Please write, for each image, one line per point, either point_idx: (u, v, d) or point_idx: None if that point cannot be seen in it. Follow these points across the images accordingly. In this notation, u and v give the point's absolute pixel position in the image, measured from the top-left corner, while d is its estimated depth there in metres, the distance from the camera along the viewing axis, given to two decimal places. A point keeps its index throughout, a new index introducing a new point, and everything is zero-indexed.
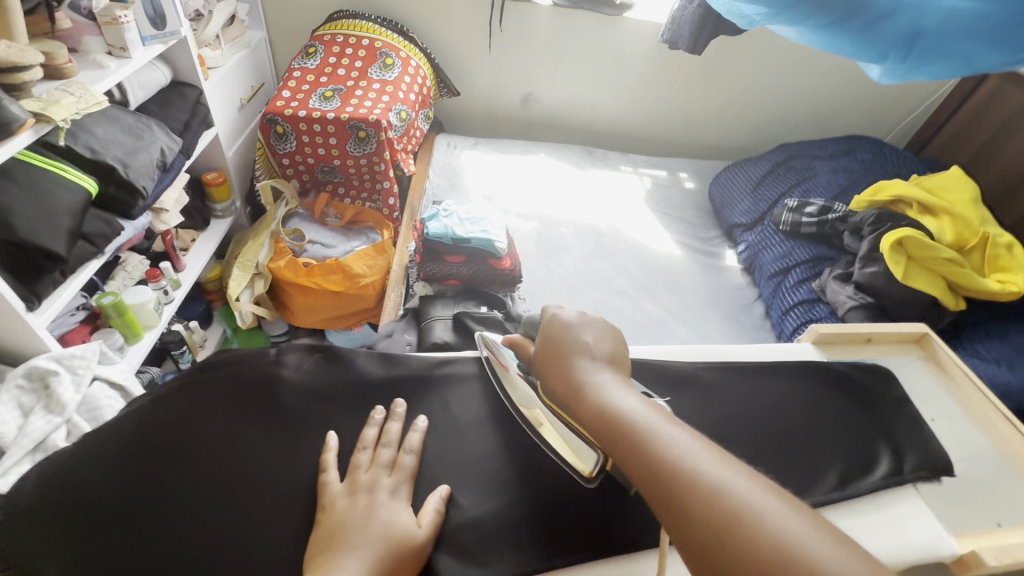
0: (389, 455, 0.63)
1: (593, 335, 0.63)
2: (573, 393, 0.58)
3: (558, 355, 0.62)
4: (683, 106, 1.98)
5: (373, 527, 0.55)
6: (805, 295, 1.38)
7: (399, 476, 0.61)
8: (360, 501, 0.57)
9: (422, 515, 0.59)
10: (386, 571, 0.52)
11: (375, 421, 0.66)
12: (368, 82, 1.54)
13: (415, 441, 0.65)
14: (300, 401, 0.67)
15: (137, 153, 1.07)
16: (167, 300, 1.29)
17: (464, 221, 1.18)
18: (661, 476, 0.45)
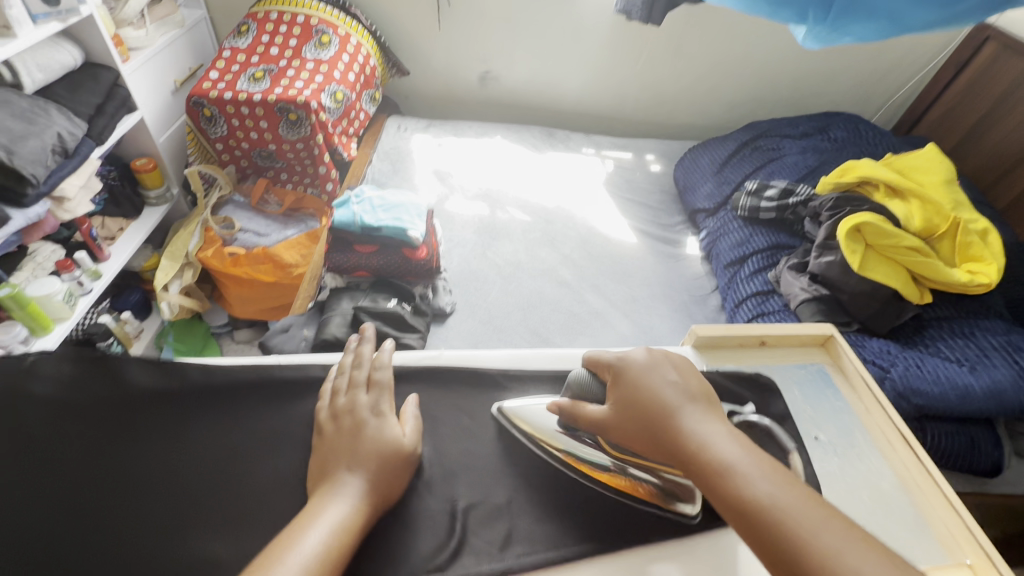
0: (364, 374, 0.62)
1: (684, 374, 0.54)
2: (678, 449, 0.49)
3: (651, 399, 0.53)
4: (651, 83, 1.86)
5: (363, 444, 0.54)
6: (760, 287, 1.27)
7: (375, 393, 0.59)
8: (347, 422, 0.57)
9: (405, 423, 0.59)
10: (383, 483, 0.53)
11: (349, 349, 0.65)
12: (301, 61, 1.46)
13: (386, 358, 0.62)
14: (43, 416, 0.59)
15: (25, 139, 1.01)
16: (83, 291, 1.25)
17: (377, 207, 1.10)
18: (813, 570, 0.39)
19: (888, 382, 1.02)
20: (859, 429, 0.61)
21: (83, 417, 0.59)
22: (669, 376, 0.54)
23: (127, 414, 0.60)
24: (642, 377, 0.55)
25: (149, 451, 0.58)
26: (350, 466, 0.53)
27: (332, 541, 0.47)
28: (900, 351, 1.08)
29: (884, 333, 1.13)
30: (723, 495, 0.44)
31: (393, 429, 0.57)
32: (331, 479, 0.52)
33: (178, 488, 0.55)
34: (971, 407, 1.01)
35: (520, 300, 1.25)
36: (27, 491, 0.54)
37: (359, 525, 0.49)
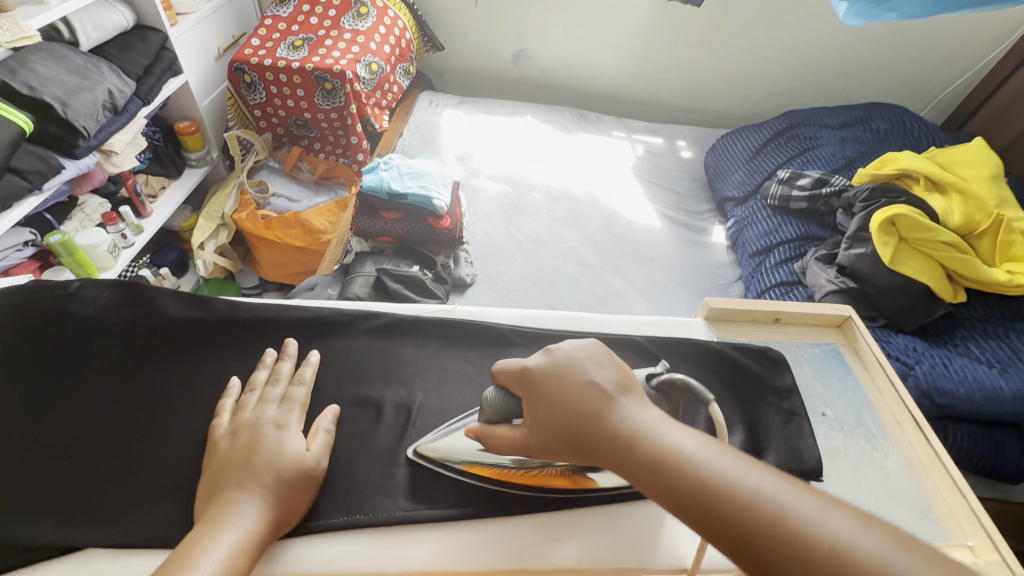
0: (279, 390, 0.60)
1: (606, 369, 0.48)
2: (613, 448, 0.44)
3: (571, 399, 0.48)
4: (688, 67, 1.82)
5: (256, 458, 0.52)
6: (785, 277, 1.24)
7: (285, 408, 0.58)
8: (244, 438, 0.54)
9: (312, 438, 0.56)
10: (281, 500, 0.50)
11: (263, 364, 0.62)
12: (339, 31, 1.49)
13: (307, 374, 0.62)
14: (79, 337, 0.63)
15: (78, 93, 1.06)
16: (126, 244, 1.32)
17: (404, 175, 1.13)
18: (785, 560, 0.34)
19: (911, 379, 1.00)
20: (868, 410, 0.61)
21: (122, 342, 0.63)
22: (589, 369, 0.49)
23: (163, 341, 0.64)
24: (559, 377, 0.49)
25: (183, 377, 0.62)
26: (242, 484, 0.50)
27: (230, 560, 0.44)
28: (926, 350, 1.05)
29: (912, 330, 1.10)
30: (672, 494, 0.39)
31: (299, 445, 0.54)
32: (222, 499, 0.49)
33: (209, 412, 0.59)
34: (999, 411, 0.97)
35: (542, 278, 1.27)
36: (73, 404, 0.59)
37: (261, 538, 0.48)
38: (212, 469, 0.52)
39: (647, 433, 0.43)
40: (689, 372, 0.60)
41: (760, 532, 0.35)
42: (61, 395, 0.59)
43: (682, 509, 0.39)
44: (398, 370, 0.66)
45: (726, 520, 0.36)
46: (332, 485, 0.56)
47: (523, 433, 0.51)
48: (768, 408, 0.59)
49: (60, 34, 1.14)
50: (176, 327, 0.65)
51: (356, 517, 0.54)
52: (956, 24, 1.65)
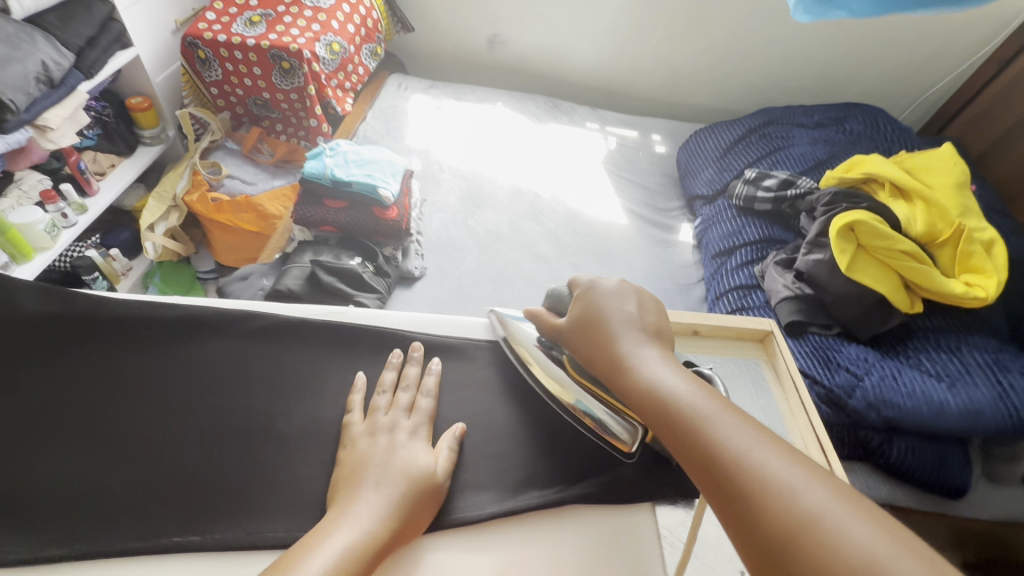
0: (406, 399, 0.59)
1: (638, 306, 0.55)
2: (615, 367, 0.50)
3: (596, 323, 0.55)
4: (667, 59, 1.76)
5: (397, 463, 0.52)
6: (744, 280, 1.21)
7: (416, 419, 0.57)
8: (380, 441, 0.54)
9: (438, 452, 0.56)
10: (410, 509, 0.49)
11: (391, 365, 0.63)
12: (299, 9, 1.43)
13: (432, 384, 0.61)
14: None
15: (7, 65, 1.01)
16: (68, 224, 1.27)
17: (350, 162, 1.08)
18: (726, 479, 0.38)
19: (858, 391, 0.98)
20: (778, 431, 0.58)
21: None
22: (620, 302, 0.55)
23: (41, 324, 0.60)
24: (595, 306, 0.56)
25: (56, 370, 0.58)
26: (379, 486, 0.49)
27: (355, 560, 0.44)
28: (878, 361, 1.02)
29: (864, 340, 1.07)
30: (647, 407, 0.46)
31: (427, 457, 0.54)
32: (354, 497, 0.49)
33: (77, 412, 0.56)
34: (942, 425, 0.96)
35: (495, 272, 1.24)
36: None
37: (387, 541, 0.46)
38: (342, 470, 0.52)
39: (646, 361, 0.49)
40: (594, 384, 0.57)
41: (702, 456, 0.40)
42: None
43: (654, 422, 0.45)
44: (296, 369, 0.62)
45: (681, 438, 0.42)
46: (196, 498, 0.51)
47: (563, 344, 0.59)
48: None
49: None
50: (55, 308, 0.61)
51: (213, 537, 0.49)
52: (940, 23, 1.60)
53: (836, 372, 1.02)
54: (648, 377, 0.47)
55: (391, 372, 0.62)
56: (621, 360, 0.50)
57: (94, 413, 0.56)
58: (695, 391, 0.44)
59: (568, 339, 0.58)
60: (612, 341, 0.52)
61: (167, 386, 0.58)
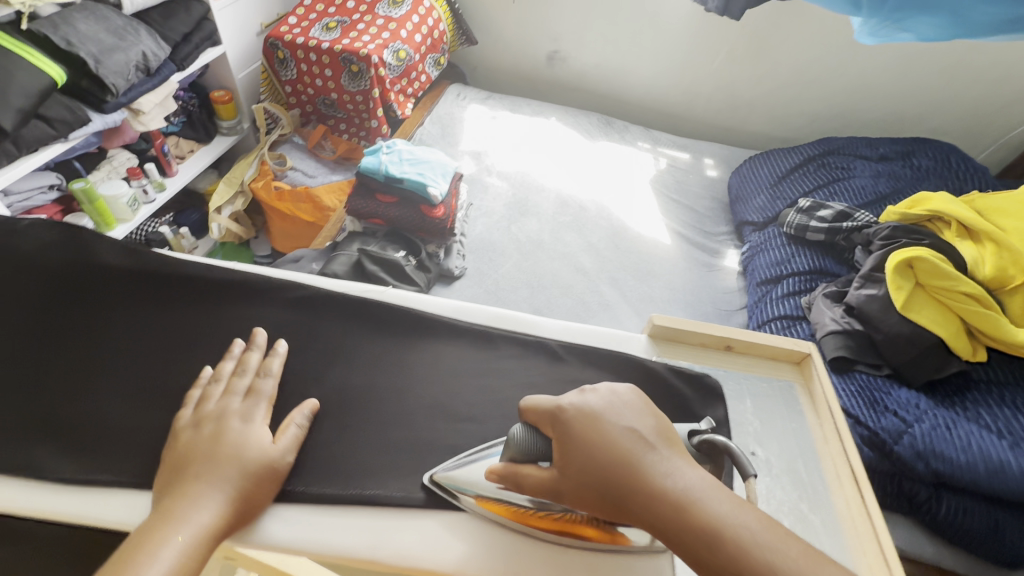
0: (245, 385, 0.56)
1: (643, 416, 0.47)
2: (649, 504, 0.42)
3: (605, 452, 0.45)
4: (726, 84, 1.74)
5: (220, 449, 0.49)
6: (789, 310, 1.17)
7: (250, 402, 0.54)
8: (205, 429, 0.51)
9: (281, 433, 0.54)
10: (243, 497, 0.48)
11: (230, 355, 0.59)
12: (372, 17, 1.53)
13: (274, 366, 0.59)
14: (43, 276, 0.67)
15: (112, 53, 1.13)
16: (148, 200, 1.38)
17: (404, 160, 1.13)
18: None
19: (905, 438, 0.92)
20: (792, 450, 0.58)
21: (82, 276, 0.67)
22: (621, 417, 0.47)
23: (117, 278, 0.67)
24: (596, 426, 0.47)
25: (128, 315, 0.64)
26: (222, 472, 0.48)
27: (201, 543, 0.44)
28: (930, 409, 0.96)
29: (918, 386, 1.01)
30: (712, 566, 0.38)
31: (263, 438, 0.52)
32: (179, 490, 0.46)
33: (139, 357, 0.60)
34: (1001, 486, 0.88)
35: (533, 281, 1.25)
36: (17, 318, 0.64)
37: (227, 525, 0.46)
38: (172, 460, 0.49)
39: (693, 492, 0.42)
40: None
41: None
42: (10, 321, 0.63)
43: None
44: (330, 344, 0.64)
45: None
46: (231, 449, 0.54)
47: (554, 484, 0.47)
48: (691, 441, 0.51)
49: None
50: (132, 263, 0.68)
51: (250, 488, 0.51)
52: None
53: (882, 415, 0.96)
54: (709, 519, 0.40)
55: (229, 360, 0.58)
56: (666, 501, 0.41)
57: (152, 360, 0.61)
58: (771, 534, 0.39)
59: (569, 475, 0.46)
60: (636, 472, 0.43)
61: (214, 346, 0.62)
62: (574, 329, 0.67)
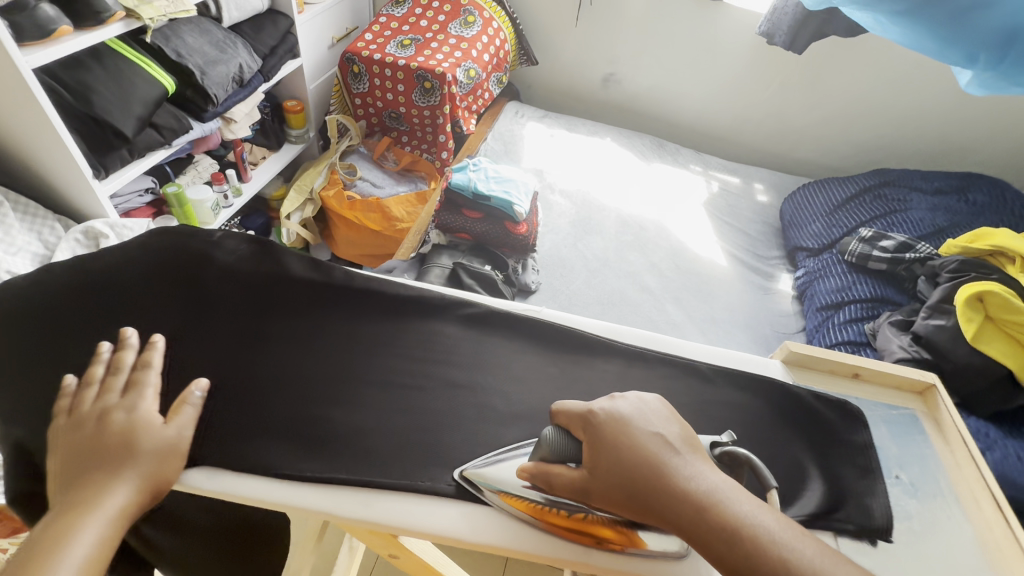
0: (125, 379, 0.48)
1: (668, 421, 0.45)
2: (676, 507, 0.41)
3: (634, 457, 0.43)
4: (778, 111, 1.78)
5: (102, 448, 0.42)
6: (853, 337, 1.21)
7: (133, 393, 0.46)
8: (87, 429, 0.44)
9: (176, 417, 0.47)
10: (145, 493, 0.42)
11: (101, 359, 0.49)
12: (445, 36, 1.58)
13: (153, 357, 0.49)
14: (222, 284, 0.56)
15: (216, 65, 1.18)
16: (226, 204, 1.43)
17: (491, 178, 1.18)
18: None
19: None
20: (945, 482, 0.55)
21: (146, 256, 0.56)
22: (651, 423, 0.45)
23: (189, 257, 0.56)
24: (622, 430, 0.44)
25: (208, 293, 0.55)
26: (116, 466, 0.41)
27: (112, 532, 0.39)
28: (999, 438, 1.00)
29: (984, 416, 1.05)
30: (736, 564, 0.38)
31: (154, 422, 0.45)
32: (70, 503, 0.40)
33: (266, 344, 0.54)
34: None
35: (603, 298, 1.29)
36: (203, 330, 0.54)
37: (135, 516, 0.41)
38: (60, 462, 0.43)
39: (719, 493, 0.41)
40: (762, 410, 0.57)
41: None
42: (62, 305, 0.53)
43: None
44: (476, 362, 0.56)
45: None
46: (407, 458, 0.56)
47: (582, 484, 0.44)
48: (842, 459, 0.55)
49: (208, 10, 1.27)
50: (202, 235, 0.58)
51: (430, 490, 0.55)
52: None
53: None
54: (736, 522, 0.39)
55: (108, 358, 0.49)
56: (691, 504, 0.40)
57: None
58: (792, 529, 0.39)
59: (601, 476, 0.43)
60: (665, 477, 0.42)
61: None
62: (728, 354, 0.62)
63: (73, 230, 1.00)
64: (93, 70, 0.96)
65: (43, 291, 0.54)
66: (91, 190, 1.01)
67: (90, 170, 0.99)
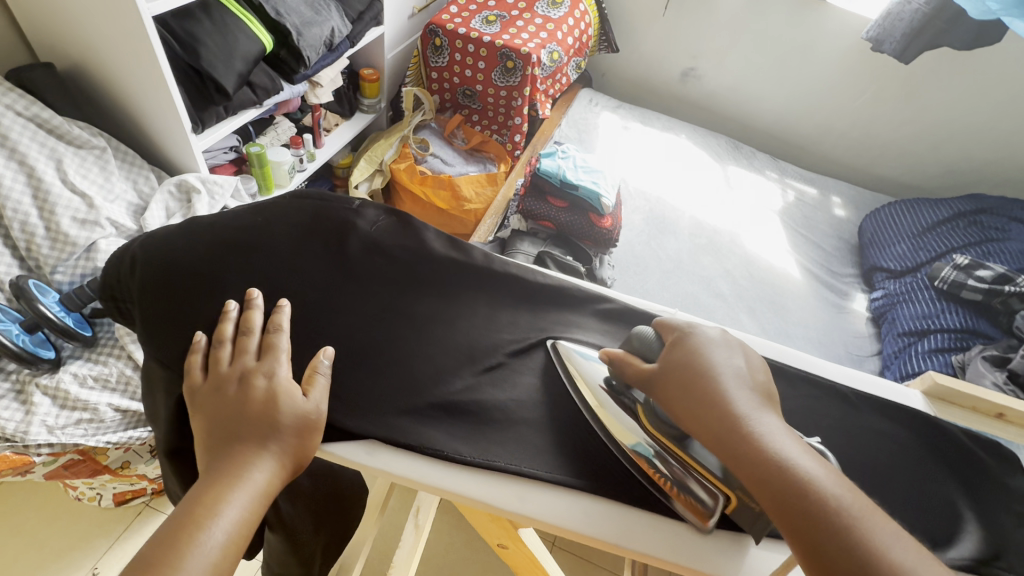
0: (257, 341, 0.44)
1: (751, 361, 0.42)
2: (727, 419, 0.37)
3: (700, 372, 0.41)
4: (864, 123, 1.70)
5: (249, 416, 0.39)
6: (939, 368, 1.14)
7: (268, 357, 0.42)
8: (229, 392, 0.40)
9: (312, 385, 0.42)
10: (288, 466, 0.39)
11: (228, 316, 0.45)
12: (531, 15, 1.54)
13: (282, 320, 0.45)
14: (364, 253, 0.52)
15: (311, 26, 1.16)
16: (300, 168, 1.42)
17: (578, 167, 1.16)
18: None
19: None
20: None
21: (283, 216, 0.53)
22: (734, 356, 0.42)
23: (329, 221, 0.54)
24: (703, 351, 0.42)
25: (352, 260, 0.52)
26: (262, 441, 0.38)
27: (253, 512, 0.35)
28: None
29: None
30: (775, 491, 0.34)
31: (293, 393, 0.41)
32: (214, 470, 0.37)
33: (407, 320, 0.50)
34: None
35: (675, 301, 1.26)
36: (338, 297, 0.50)
37: (280, 490, 0.38)
38: (200, 424, 0.40)
39: (782, 430, 0.37)
40: (909, 441, 0.54)
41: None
42: (200, 257, 0.50)
43: (782, 511, 0.33)
44: None
45: (829, 537, 0.32)
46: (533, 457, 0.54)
47: (646, 380, 0.43)
48: (999, 506, 0.51)
49: None
50: (342, 202, 0.55)
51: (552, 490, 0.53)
52: None
53: None
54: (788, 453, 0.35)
55: (232, 317, 0.45)
56: (744, 422, 0.37)
57: None
58: (854, 490, 0.34)
59: (670, 377, 0.42)
60: (726, 397, 0.39)
61: None
62: (870, 377, 0.59)
63: (167, 182, 1.00)
64: (201, 22, 0.95)
65: (170, 235, 0.51)
66: (187, 142, 1.00)
67: (189, 124, 0.99)
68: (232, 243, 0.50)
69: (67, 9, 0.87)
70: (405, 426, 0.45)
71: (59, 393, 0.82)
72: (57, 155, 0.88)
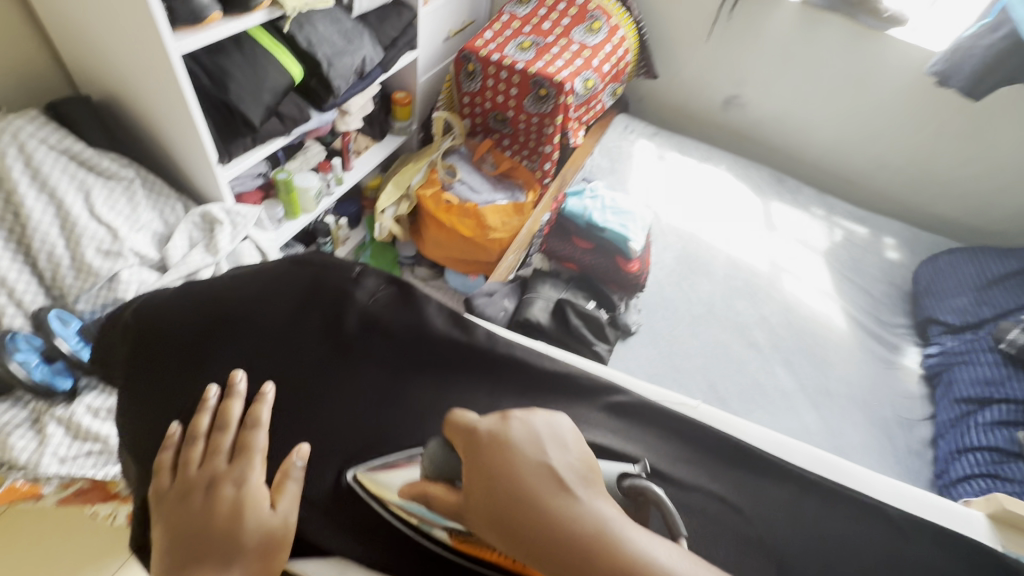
0: (232, 439, 0.43)
1: (561, 447, 0.36)
2: (551, 540, 0.32)
3: (511, 490, 0.34)
4: (924, 159, 1.57)
5: (211, 531, 0.37)
6: (1004, 445, 1.02)
7: (240, 459, 0.41)
8: (196, 500, 0.39)
9: (281, 493, 0.41)
10: None
11: (206, 407, 0.44)
12: (567, 41, 1.50)
13: (262, 415, 0.44)
14: (361, 332, 0.49)
15: (342, 56, 1.15)
16: (328, 193, 1.42)
17: (606, 208, 1.25)
18: None
19: None
20: None
21: (277, 285, 0.50)
22: (544, 449, 0.36)
23: (326, 292, 0.50)
24: (507, 454, 0.36)
25: (350, 340, 0.48)
26: (220, 561, 0.36)
27: None
28: None
29: None
30: None
31: (259, 503, 0.39)
32: None
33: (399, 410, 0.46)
34: None
35: (705, 350, 1.18)
36: (331, 382, 0.47)
37: None
38: (162, 534, 0.39)
39: (609, 525, 0.32)
40: None
41: None
42: (188, 332, 0.47)
43: None
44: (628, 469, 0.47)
45: None
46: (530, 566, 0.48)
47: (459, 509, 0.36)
48: None
49: None
50: (342, 270, 0.52)
51: None
52: None
53: None
54: (623, 554, 0.31)
55: (210, 410, 0.44)
56: (571, 537, 0.32)
57: None
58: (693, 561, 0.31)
59: (475, 501, 0.35)
60: (543, 511, 0.33)
61: None
62: (922, 498, 0.51)
63: (192, 213, 1.00)
64: (232, 55, 0.96)
65: (161, 303, 0.49)
66: (213, 174, 1.01)
67: (216, 155, 0.99)
68: (221, 318, 0.48)
69: (102, 45, 0.88)
70: (385, 539, 0.41)
71: (72, 424, 0.82)
72: (86, 187, 0.90)
